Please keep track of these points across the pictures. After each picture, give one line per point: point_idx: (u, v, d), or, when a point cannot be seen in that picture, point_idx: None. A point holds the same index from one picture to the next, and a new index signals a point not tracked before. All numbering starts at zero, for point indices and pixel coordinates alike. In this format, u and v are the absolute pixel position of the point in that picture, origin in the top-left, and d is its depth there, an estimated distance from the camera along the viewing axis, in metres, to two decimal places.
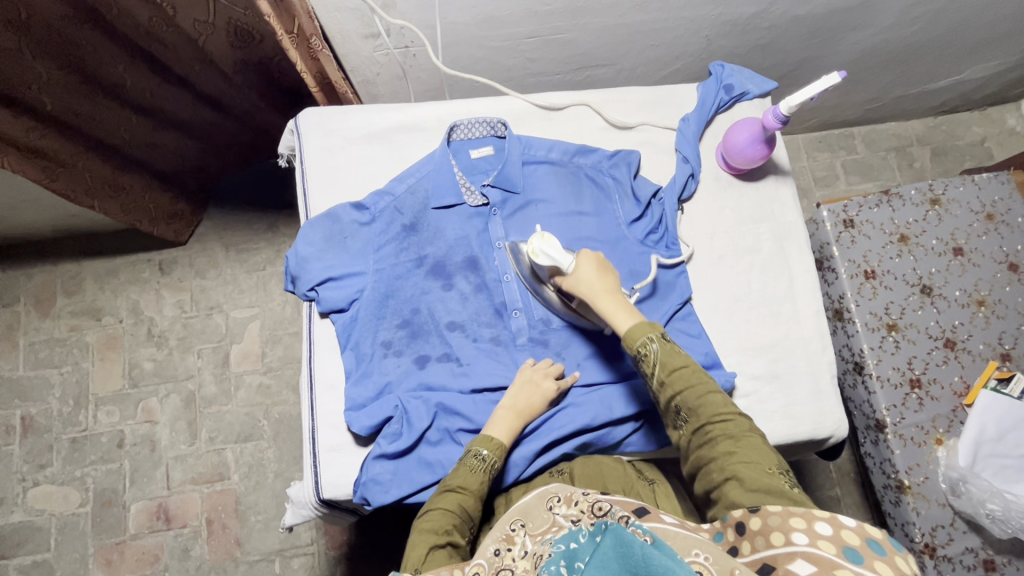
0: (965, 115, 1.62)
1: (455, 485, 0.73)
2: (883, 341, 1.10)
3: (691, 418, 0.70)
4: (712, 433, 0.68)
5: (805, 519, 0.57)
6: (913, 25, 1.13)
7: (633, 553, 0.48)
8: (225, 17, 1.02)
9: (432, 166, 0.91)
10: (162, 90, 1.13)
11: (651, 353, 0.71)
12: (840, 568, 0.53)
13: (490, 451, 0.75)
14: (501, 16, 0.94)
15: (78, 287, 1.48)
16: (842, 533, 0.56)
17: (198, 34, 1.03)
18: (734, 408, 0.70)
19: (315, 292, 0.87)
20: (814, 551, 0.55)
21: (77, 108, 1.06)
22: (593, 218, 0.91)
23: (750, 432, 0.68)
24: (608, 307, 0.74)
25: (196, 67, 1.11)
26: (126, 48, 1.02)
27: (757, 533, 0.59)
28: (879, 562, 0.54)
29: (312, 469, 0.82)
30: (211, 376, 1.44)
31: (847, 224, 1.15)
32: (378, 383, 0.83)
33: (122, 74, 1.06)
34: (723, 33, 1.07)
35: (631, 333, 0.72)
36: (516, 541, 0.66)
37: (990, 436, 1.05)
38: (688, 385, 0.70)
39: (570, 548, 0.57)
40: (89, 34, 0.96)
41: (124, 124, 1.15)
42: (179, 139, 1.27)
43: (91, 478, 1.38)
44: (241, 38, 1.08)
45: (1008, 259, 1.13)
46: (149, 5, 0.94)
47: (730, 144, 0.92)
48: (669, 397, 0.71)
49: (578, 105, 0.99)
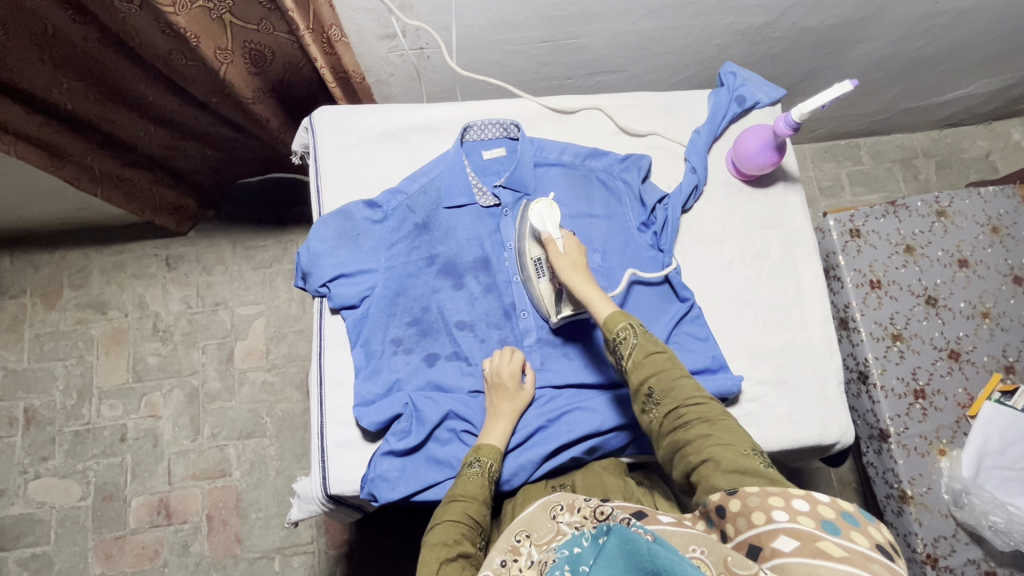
0: (970, 129, 1.64)
1: (459, 494, 0.73)
2: (887, 351, 1.11)
3: (664, 400, 0.72)
4: (685, 414, 0.71)
5: (783, 497, 0.59)
6: (922, 37, 1.14)
7: (638, 550, 0.49)
8: (241, 40, 0.93)
9: (444, 167, 0.92)
10: (184, 109, 1.11)
11: (632, 333, 0.75)
12: (820, 541, 0.55)
13: (484, 457, 0.76)
14: (515, 20, 0.95)
15: (85, 280, 1.49)
16: (818, 508, 0.57)
17: (219, 64, 0.92)
18: (704, 393, 0.73)
19: (326, 288, 0.87)
20: (794, 526, 0.56)
21: (95, 112, 1.06)
22: (603, 222, 0.92)
23: (723, 416, 0.70)
24: (588, 291, 0.78)
25: (213, 100, 1.05)
26: (145, 70, 1.00)
27: (738, 515, 0.60)
28: (855, 532, 0.56)
29: (320, 463, 0.82)
30: (215, 372, 1.44)
31: (853, 233, 1.16)
32: (388, 379, 0.84)
33: (144, 90, 1.05)
34: (733, 42, 1.08)
35: (609, 319, 0.76)
36: (521, 552, 0.66)
37: (993, 447, 1.06)
38: (661, 369, 0.73)
39: (574, 552, 0.59)
40: (111, 54, 0.95)
41: (142, 131, 1.14)
42: (198, 149, 1.25)
43: (92, 471, 1.38)
44: (259, 66, 0.99)
45: (1013, 272, 1.14)
46: (168, 36, 0.88)
47: (741, 150, 0.93)
48: (643, 380, 0.73)
49: (590, 109, 1.00)
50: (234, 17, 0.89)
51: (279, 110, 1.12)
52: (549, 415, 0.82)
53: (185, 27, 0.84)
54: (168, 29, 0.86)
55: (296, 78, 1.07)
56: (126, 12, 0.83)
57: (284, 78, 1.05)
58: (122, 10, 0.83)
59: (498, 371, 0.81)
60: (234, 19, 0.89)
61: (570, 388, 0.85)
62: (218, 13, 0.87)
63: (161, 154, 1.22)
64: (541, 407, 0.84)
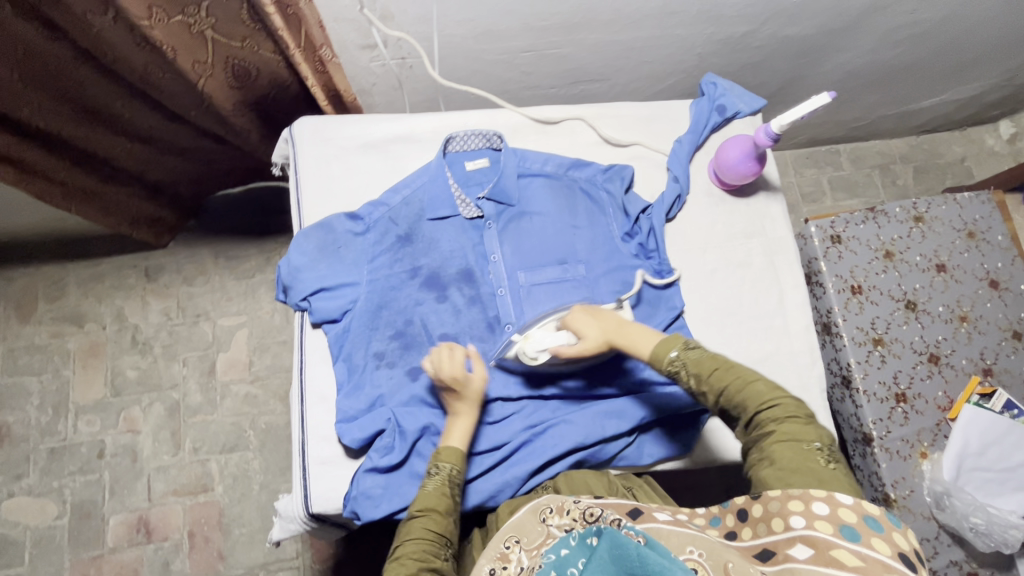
0: (946, 135, 1.67)
1: (418, 506, 0.71)
2: (869, 355, 1.12)
3: (741, 412, 0.68)
4: (762, 421, 0.67)
5: (802, 502, 0.59)
6: (898, 47, 1.16)
7: (628, 554, 0.50)
8: (224, 55, 0.91)
9: (427, 178, 0.92)
10: (161, 125, 1.09)
11: (683, 365, 0.71)
12: (836, 549, 0.55)
13: (442, 462, 0.74)
14: (498, 30, 0.94)
15: (61, 292, 1.45)
16: (839, 511, 0.58)
17: (198, 78, 0.91)
18: (779, 391, 0.68)
19: (307, 302, 0.86)
20: (811, 533, 0.57)
21: (69, 130, 1.04)
22: (586, 232, 0.92)
23: (795, 416, 0.66)
24: (632, 332, 0.76)
25: (191, 112, 1.03)
26: (124, 88, 0.98)
27: (760, 519, 0.61)
28: (876, 538, 0.56)
29: (301, 481, 0.80)
30: (196, 385, 1.41)
31: (834, 240, 1.17)
32: (370, 395, 0.82)
33: (119, 108, 1.03)
34: (714, 51, 1.09)
35: (657, 354, 0.73)
36: (510, 559, 0.66)
37: (973, 450, 1.07)
38: (731, 383, 0.69)
39: (560, 556, 0.59)
40: (86, 72, 0.92)
41: (120, 149, 1.12)
42: (178, 162, 1.23)
43: (68, 489, 1.34)
44: (242, 81, 0.98)
45: (989, 276, 1.16)
46: (144, 49, 0.87)
47: (722, 160, 0.93)
48: (715, 400, 0.70)
49: (574, 119, 1.00)
50: (217, 33, 0.87)
51: (259, 122, 1.11)
52: (534, 428, 0.82)
53: (161, 40, 0.83)
54: (144, 42, 0.85)
55: (281, 94, 1.05)
56: (99, 27, 0.81)
57: (268, 93, 1.03)
58: (96, 25, 0.81)
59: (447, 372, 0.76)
60: (216, 35, 0.88)
61: (554, 400, 0.85)
62: (199, 29, 0.85)
63: (139, 171, 1.20)
64: (527, 420, 0.83)
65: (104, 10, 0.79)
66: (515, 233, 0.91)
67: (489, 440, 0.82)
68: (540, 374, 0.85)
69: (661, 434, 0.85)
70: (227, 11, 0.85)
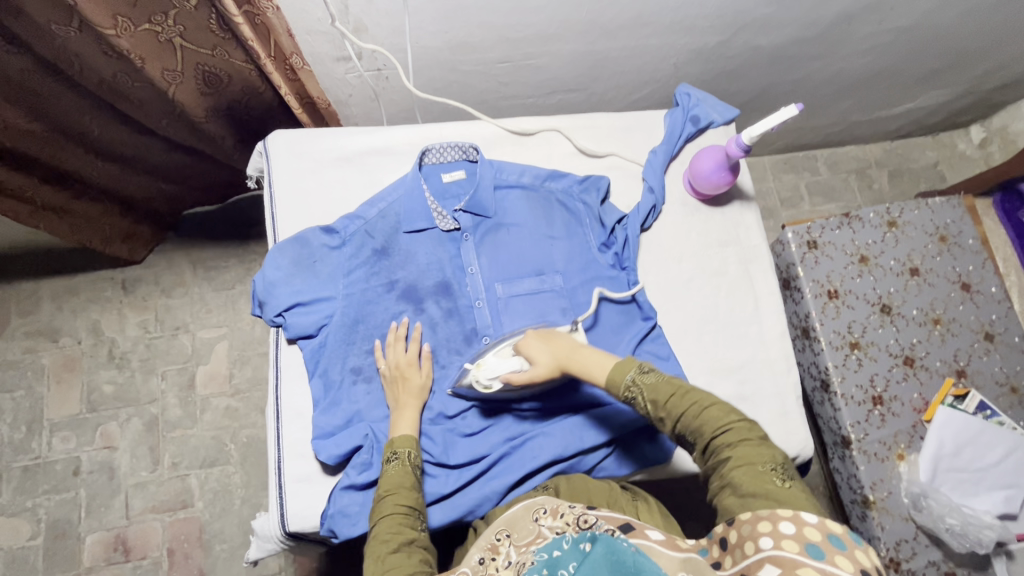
0: (919, 140, 1.70)
1: (385, 490, 0.71)
2: (846, 359, 1.14)
3: (697, 438, 0.68)
4: (718, 448, 0.67)
5: (771, 522, 0.59)
6: (867, 56, 1.19)
7: (624, 561, 0.55)
8: (193, 63, 0.90)
9: (404, 191, 0.91)
10: (132, 138, 1.08)
11: (639, 390, 0.71)
12: (802, 568, 0.56)
13: (400, 448, 0.74)
14: (473, 42, 0.95)
15: (34, 306, 1.42)
16: (804, 530, 0.58)
17: (168, 86, 0.90)
18: (733, 414, 0.68)
19: (282, 317, 0.85)
20: (778, 553, 0.57)
21: (37, 149, 1.02)
22: (563, 243, 0.92)
23: (749, 437, 0.66)
24: (586, 357, 0.76)
25: (162, 123, 1.02)
26: (92, 101, 0.97)
27: (736, 545, 0.60)
28: (840, 556, 0.56)
29: (278, 499, 0.80)
30: (175, 399, 1.39)
31: (810, 245, 1.19)
32: (347, 411, 0.82)
33: (89, 124, 1.01)
34: (688, 60, 1.11)
35: (613, 379, 0.73)
36: (500, 551, 0.67)
37: (948, 451, 1.09)
38: (688, 408, 0.69)
39: (553, 556, 0.60)
40: (53, 85, 0.91)
41: (90, 167, 1.11)
42: (151, 178, 1.22)
43: (43, 509, 1.31)
44: (212, 88, 0.97)
45: (960, 279, 1.19)
46: (112, 59, 0.85)
47: (696, 170, 0.94)
48: (671, 426, 0.70)
49: (549, 130, 1.00)
50: (186, 40, 0.86)
51: (233, 128, 1.10)
52: (513, 440, 0.82)
53: (127, 48, 0.82)
54: (111, 51, 0.83)
55: (254, 101, 1.04)
56: (64, 37, 0.80)
57: (241, 99, 1.02)
58: (60, 35, 0.80)
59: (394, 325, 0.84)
60: (185, 42, 0.86)
61: (531, 413, 0.85)
62: (167, 36, 0.84)
63: (112, 188, 1.19)
64: (505, 432, 0.83)
65: (68, 19, 0.78)
66: (494, 244, 0.91)
67: (468, 453, 0.81)
68: (495, 402, 0.84)
69: (636, 445, 0.84)
70: (195, 20, 0.84)
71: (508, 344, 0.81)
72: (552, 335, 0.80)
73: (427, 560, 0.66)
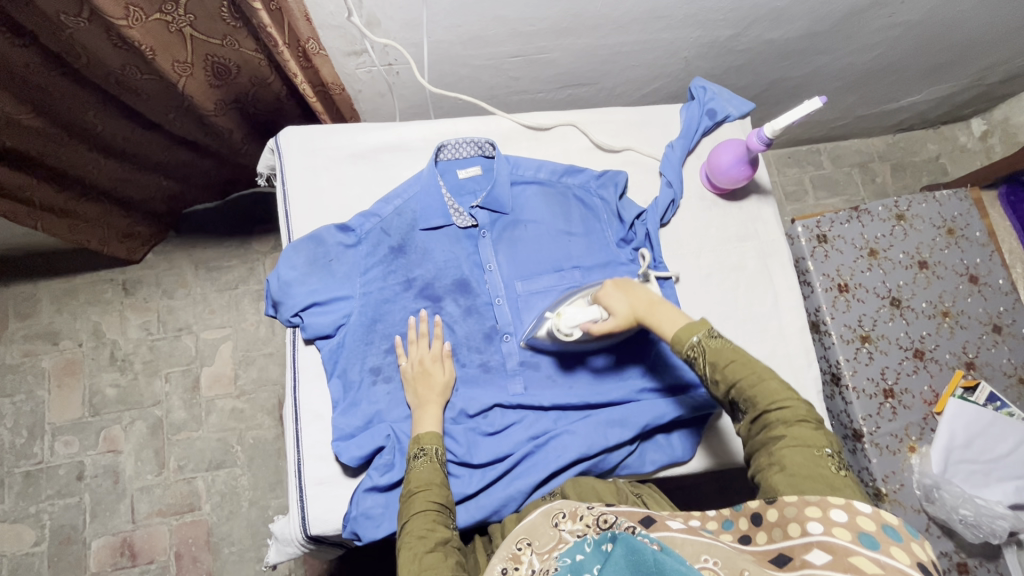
0: (921, 133, 1.71)
1: (415, 488, 0.70)
2: (857, 352, 1.14)
3: (750, 408, 0.69)
4: (770, 422, 0.67)
5: (819, 508, 0.59)
6: (875, 49, 1.19)
7: (644, 559, 0.51)
8: (203, 53, 0.88)
9: (419, 188, 0.90)
10: (137, 134, 1.06)
11: (702, 351, 0.72)
12: (855, 556, 0.55)
13: (427, 445, 0.74)
14: (486, 36, 0.93)
15: (34, 309, 1.39)
16: (857, 519, 0.57)
17: (179, 78, 0.88)
18: (790, 393, 0.69)
19: (299, 318, 0.84)
20: (829, 539, 0.57)
21: (36, 147, 1.00)
22: (581, 239, 0.91)
23: (803, 419, 0.67)
24: (660, 314, 0.75)
25: (171, 117, 1.01)
26: (96, 95, 0.95)
27: (775, 525, 0.61)
28: (895, 547, 0.55)
29: (299, 503, 0.78)
30: (179, 402, 1.37)
31: (821, 239, 1.18)
32: (367, 412, 0.80)
33: (91, 119, 0.99)
34: (700, 54, 1.10)
35: (679, 337, 0.73)
36: (522, 560, 0.65)
37: (959, 442, 1.10)
38: (745, 376, 0.69)
39: (576, 560, 0.59)
40: (57, 80, 0.89)
41: (91, 165, 1.08)
42: (153, 175, 1.19)
43: (46, 514, 1.29)
44: (222, 79, 0.94)
45: (969, 272, 1.19)
46: (122, 50, 0.83)
47: (715, 164, 0.94)
48: (725, 392, 0.71)
49: (565, 125, 0.99)
50: (195, 30, 0.84)
51: (242, 122, 1.08)
52: (537, 438, 0.81)
53: (140, 41, 0.79)
54: (121, 43, 0.81)
55: (262, 91, 1.01)
56: (73, 28, 0.78)
57: (249, 92, 1.00)
58: (68, 27, 0.78)
59: (414, 321, 0.83)
60: (195, 32, 0.84)
61: (555, 411, 0.84)
62: (177, 27, 0.82)
63: (114, 187, 1.16)
64: (530, 430, 0.82)
65: (78, 11, 0.75)
66: (513, 237, 0.90)
67: (492, 452, 0.80)
68: (570, 355, 0.86)
69: (666, 439, 0.85)
70: (205, 8, 0.81)
71: (589, 296, 0.82)
72: (638, 287, 0.80)
73: (461, 563, 0.65)
